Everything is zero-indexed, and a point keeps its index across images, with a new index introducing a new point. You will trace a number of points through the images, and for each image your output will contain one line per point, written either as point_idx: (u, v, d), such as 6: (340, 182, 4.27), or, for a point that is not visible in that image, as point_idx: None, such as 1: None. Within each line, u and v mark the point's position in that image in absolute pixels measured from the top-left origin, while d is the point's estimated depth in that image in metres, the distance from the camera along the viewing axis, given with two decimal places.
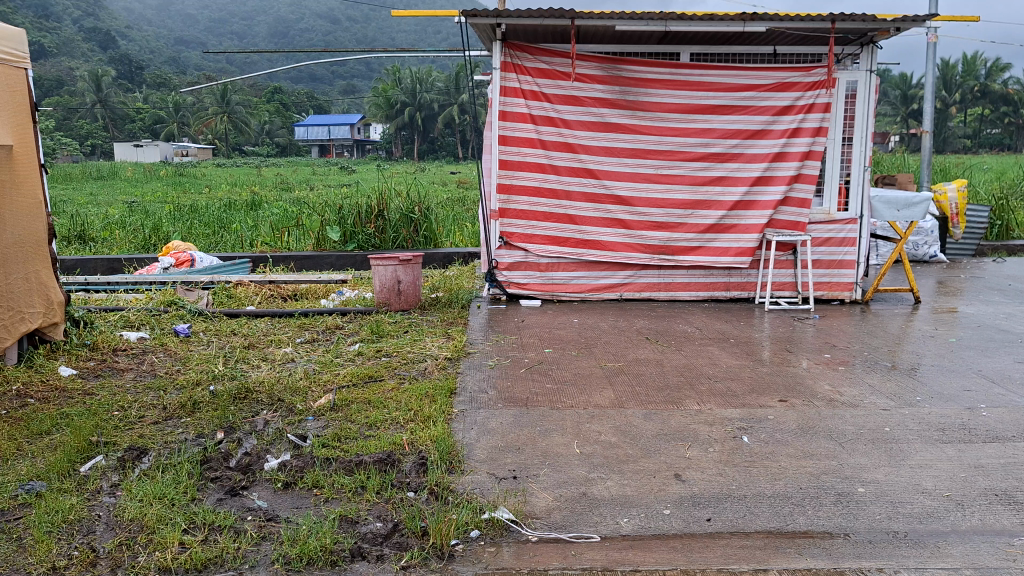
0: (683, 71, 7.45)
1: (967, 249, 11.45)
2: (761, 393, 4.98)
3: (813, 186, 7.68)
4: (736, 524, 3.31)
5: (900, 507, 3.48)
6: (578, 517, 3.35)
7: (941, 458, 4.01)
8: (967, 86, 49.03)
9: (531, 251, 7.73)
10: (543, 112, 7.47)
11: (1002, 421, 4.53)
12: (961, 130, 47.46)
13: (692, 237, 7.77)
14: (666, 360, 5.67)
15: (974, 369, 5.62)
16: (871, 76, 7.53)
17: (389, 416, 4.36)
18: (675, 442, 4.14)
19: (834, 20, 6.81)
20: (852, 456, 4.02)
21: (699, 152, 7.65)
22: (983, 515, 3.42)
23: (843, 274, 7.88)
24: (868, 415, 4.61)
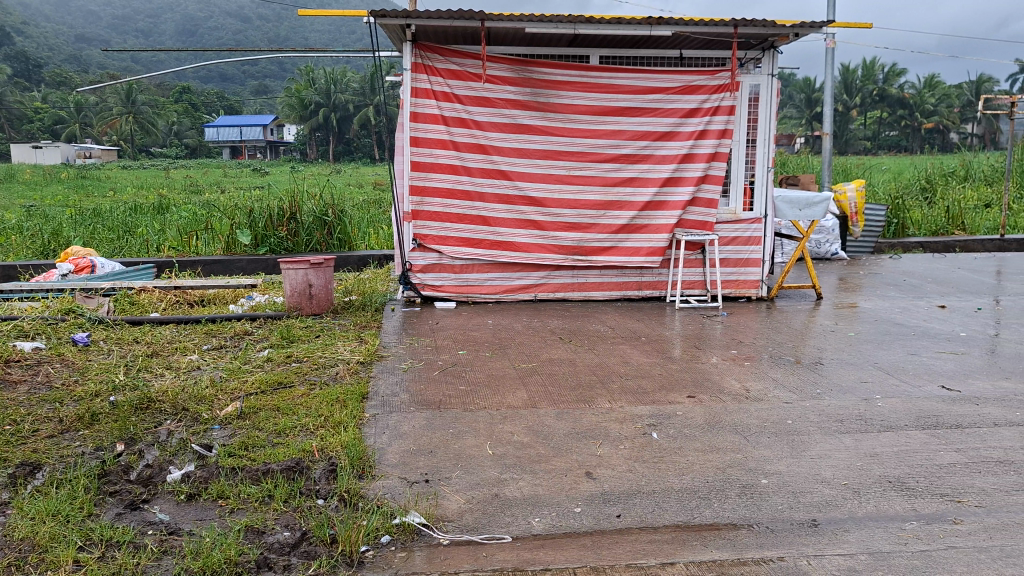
0: (593, 73, 7.55)
1: (865, 247, 11.95)
2: (670, 389, 5.09)
3: (720, 187, 7.88)
4: (644, 519, 3.37)
5: (801, 497, 3.60)
6: (490, 518, 3.35)
7: (839, 447, 4.17)
8: (867, 90, 51.15)
9: (444, 253, 7.71)
10: (455, 114, 7.46)
11: (895, 411, 4.73)
12: (861, 132, 49.50)
13: (604, 237, 7.87)
14: (579, 359, 5.75)
15: (871, 361, 5.87)
16: (773, 79, 7.79)
17: (299, 422, 4.27)
18: (586, 440, 4.19)
19: (737, 24, 7.00)
20: (756, 448, 4.13)
21: (610, 153, 7.75)
22: (878, 501, 3.56)
23: (749, 272, 8.11)
24: (771, 409, 4.76)
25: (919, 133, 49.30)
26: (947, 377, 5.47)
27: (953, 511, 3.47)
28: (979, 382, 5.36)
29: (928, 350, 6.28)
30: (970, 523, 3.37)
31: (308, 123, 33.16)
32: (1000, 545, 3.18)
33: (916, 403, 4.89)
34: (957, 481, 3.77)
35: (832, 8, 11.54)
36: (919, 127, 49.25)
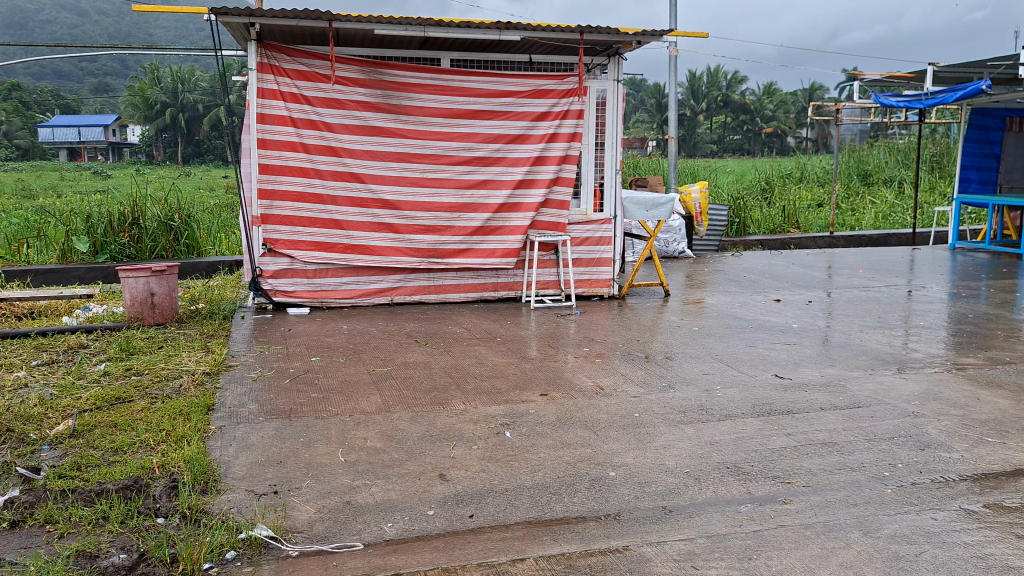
0: (444, 77, 7.58)
1: (710, 245, 12.54)
2: (523, 388, 5.17)
3: (571, 189, 8.08)
4: (496, 518, 3.41)
5: (646, 486, 3.75)
6: (341, 527, 3.30)
7: (682, 437, 4.36)
8: (712, 96, 53.77)
9: (296, 257, 7.53)
10: (304, 115, 7.31)
11: (733, 400, 5.01)
12: (708, 136, 51.99)
13: (460, 239, 7.91)
14: (434, 362, 5.75)
15: (714, 354, 6.18)
16: (618, 85, 8.07)
17: (138, 438, 4.07)
18: (440, 442, 4.20)
19: (583, 31, 7.20)
20: (605, 442, 4.27)
21: (463, 156, 7.79)
22: (716, 487, 3.75)
23: (601, 271, 8.36)
24: (620, 403, 4.92)
25: (760, 137, 52.27)
26: (780, 366, 5.83)
27: (784, 493, 3.70)
28: (809, 370, 5.75)
29: (764, 341, 6.67)
30: (798, 502, 3.60)
31: (153, 123, 31.55)
32: (823, 521, 3.43)
33: (753, 392, 5.19)
34: (788, 464, 4.03)
35: (675, 17, 12.04)
36: (760, 132, 52.25)
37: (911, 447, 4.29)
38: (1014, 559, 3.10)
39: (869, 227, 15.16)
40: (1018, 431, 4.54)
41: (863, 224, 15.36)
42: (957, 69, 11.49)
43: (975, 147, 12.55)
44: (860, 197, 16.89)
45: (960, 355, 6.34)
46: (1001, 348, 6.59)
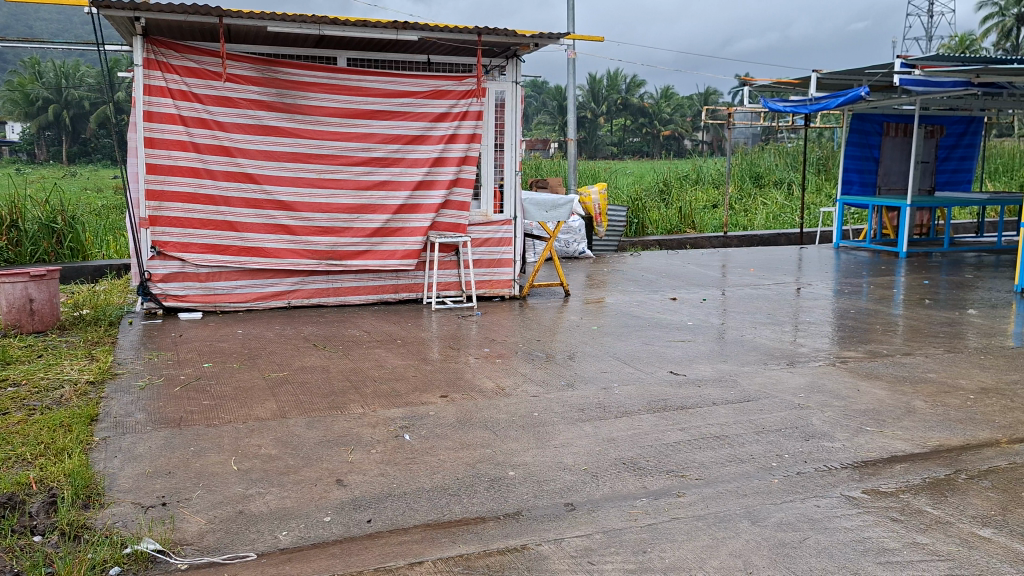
0: (341, 76, 7.47)
1: (610, 245, 12.76)
2: (424, 390, 5.15)
3: (471, 190, 8.08)
4: (395, 521, 3.38)
5: (544, 485, 3.78)
6: (233, 537, 3.21)
7: (580, 435, 4.42)
8: (612, 99, 54.73)
9: (187, 260, 7.29)
10: (194, 114, 7.08)
11: (630, 397, 5.11)
12: (608, 139, 53.03)
13: (359, 241, 7.81)
14: (333, 365, 5.66)
15: (612, 352, 6.29)
16: (517, 87, 8.12)
17: (13, 453, 3.85)
18: (337, 447, 4.14)
19: (480, 33, 7.21)
20: (504, 442, 4.29)
21: (361, 156, 7.69)
22: (613, 483, 3.82)
23: (501, 272, 8.40)
24: (519, 403, 4.95)
25: (658, 139, 53.69)
26: (675, 363, 5.99)
27: (677, 486, 3.80)
28: (703, 366, 5.92)
29: (660, 339, 6.84)
30: (691, 495, 3.71)
31: (35, 120, 29.99)
32: (714, 512, 3.53)
33: (649, 389, 5.31)
34: (681, 458, 4.14)
35: (573, 21, 12.20)
36: (658, 134, 53.66)
37: (797, 437, 4.47)
38: (890, 541, 3.27)
39: (761, 227, 15.73)
40: (894, 420, 4.80)
41: (755, 224, 15.93)
42: (838, 76, 12.05)
43: (856, 151, 13.19)
44: (752, 198, 17.52)
45: (843, 348, 6.66)
46: (880, 342, 6.96)
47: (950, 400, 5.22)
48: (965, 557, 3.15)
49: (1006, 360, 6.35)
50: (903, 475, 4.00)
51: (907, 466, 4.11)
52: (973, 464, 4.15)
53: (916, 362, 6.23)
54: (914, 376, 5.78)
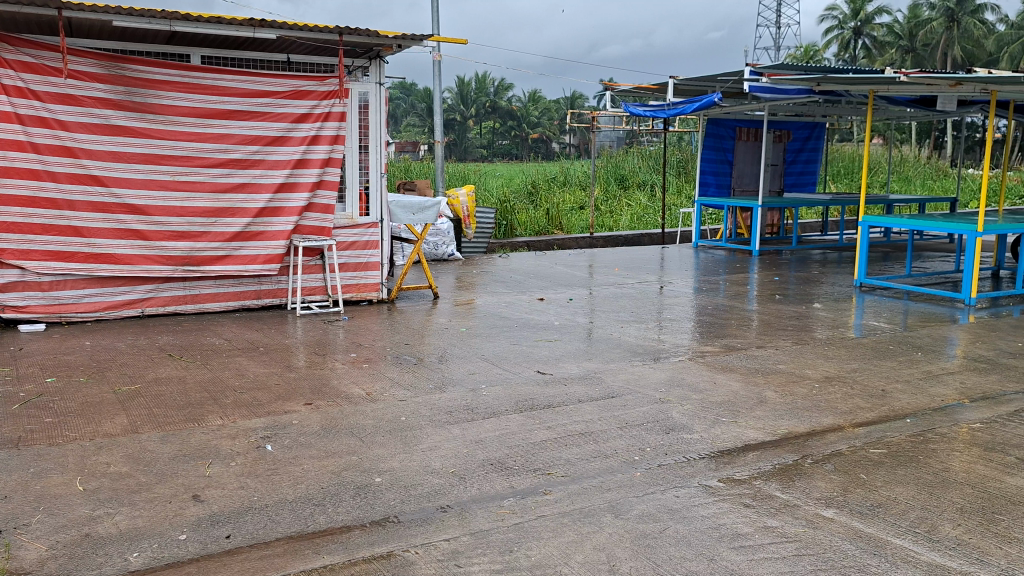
0: (194, 74, 7.17)
1: (479, 247, 12.81)
2: (287, 399, 5.01)
3: (335, 193, 7.92)
4: (255, 536, 3.27)
5: (411, 490, 3.75)
6: (78, 562, 3.02)
7: (448, 438, 4.41)
8: (480, 102, 54.89)
9: (28, 269, 6.81)
10: (33, 112, 6.64)
11: (497, 398, 5.15)
12: (478, 141, 53.38)
13: (217, 246, 7.52)
14: (190, 376, 5.42)
15: (481, 354, 6.31)
16: (380, 88, 8.03)
17: None
18: (194, 461, 3.96)
19: (341, 33, 7.09)
20: (371, 448, 4.23)
21: (218, 158, 7.42)
22: (480, 484, 3.83)
23: (369, 275, 8.27)
24: (386, 407, 4.90)
25: (527, 142, 54.53)
26: (542, 363, 6.07)
27: (544, 484, 3.85)
28: (569, 365, 6.03)
29: (527, 339, 6.92)
30: (557, 492, 3.76)
31: None
32: (579, 508, 3.60)
33: (516, 389, 5.36)
34: (548, 456, 4.20)
35: (437, 23, 12.18)
36: (527, 137, 54.48)
37: (658, 431, 4.62)
38: (743, 527, 3.43)
39: (626, 227, 16.19)
40: (747, 410, 5.04)
41: (620, 225, 16.40)
42: (694, 82, 12.55)
43: (712, 154, 13.80)
44: (617, 200, 18.01)
45: (701, 343, 6.94)
46: (735, 336, 7.30)
47: (797, 389, 5.53)
48: (810, 537, 3.34)
49: (847, 350, 6.79)
50: (756, 462, 4.21)
51: (758, 454, 4.33)
52: (818, 448, 4.41)
53: (767, 354, 6.57)
54: (765, 368, 6.09)
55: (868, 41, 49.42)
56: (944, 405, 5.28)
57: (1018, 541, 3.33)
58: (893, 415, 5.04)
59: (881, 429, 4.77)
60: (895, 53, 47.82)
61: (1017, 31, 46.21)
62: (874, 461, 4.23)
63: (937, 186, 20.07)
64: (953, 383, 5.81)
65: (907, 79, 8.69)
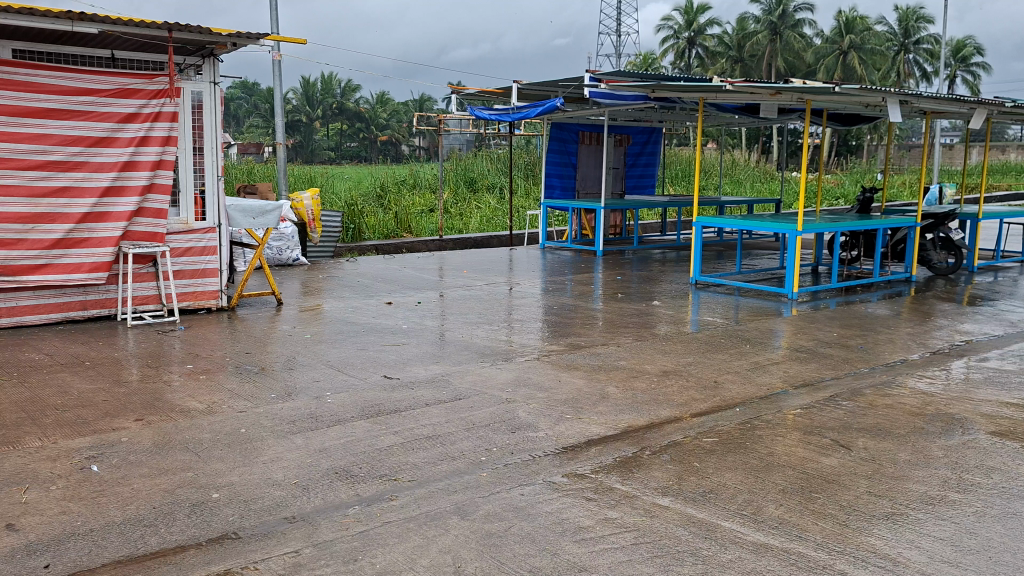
0: (6, 69, 6.65)
1: (326, 251, 12.55)
2: (115, 415, 4.72)
3: (168, 197, 7.53)
4: (78, 563, 3.06)
5: (251, 504, 3.62)
6: None
7: (290, 448, 4.30)
8: (327, 104, 53.36)
9: None
10: None
11: (343, 405, 5.06)
12: (324, 143, 52.33)
13: (35, 254, 7.01)
14: (5, 396, 5.01)
15: (325, 360, 6.18)
16: (215, 87, 7.71)
17: None
18: (9, 487, 3.67)
19: (170, 29, 6.76)
20: (208, 463, 4.05)
21: (36, 159, 6.91)
22: (324, 493, 3.75)
23: (207, 282, 7.93)
24: (224, 420, 4.71)
25: (375, 144, 53.92)
26: (389, 367, 6.03)
27: (390, 490, 3.82)
28: (416, 369, 6.01)
29: (375, 344, 6.84)
30: (403, 497, 3.74)
31: None
32: (425, 511, 3.60)
33: (362, 395, 5.29)
34: (394, 461, 4.17)
35: (276, 22, 11.83)
36: (375, 140, 53.87)
37: (504, 431, 4.69)
38: (584, 520, 3.53)
39: (475, 230, 16.24)
40: (590, 406, 5.19)
41: (470, 227, 16.47)
42: (536, 87, 12.81)
43: (557, 157, 14.15)
44: (467, 202, 18.13)
45: (547, 343, 7.09)
46: (580, 335, 7.51)
47: (637, 384, 5.76)
48: (647, 526, 3.48)
49: (684, 344, 7.12)
50: (597, 456, 4.34)
51: (600, 448, 4.47)
52: (656, 440, 4.60)
53: (610, 351, 6.80)
54: (607, 365, 6.30)
55: (701, 51, 52.01)
56: (770, 393, 5.64)
57: (832, 516, 3.60)
58: (724, 405, 5.34)
59: (714, 418, 5.04)
60: (725, 63, 50.62)
61: (831, 45, 49.99)
62: (706, 449, 4.46)
63: (765, 189, 21.41)
64: (777, 372, 6.21)
65: (732, 87, 9.20)
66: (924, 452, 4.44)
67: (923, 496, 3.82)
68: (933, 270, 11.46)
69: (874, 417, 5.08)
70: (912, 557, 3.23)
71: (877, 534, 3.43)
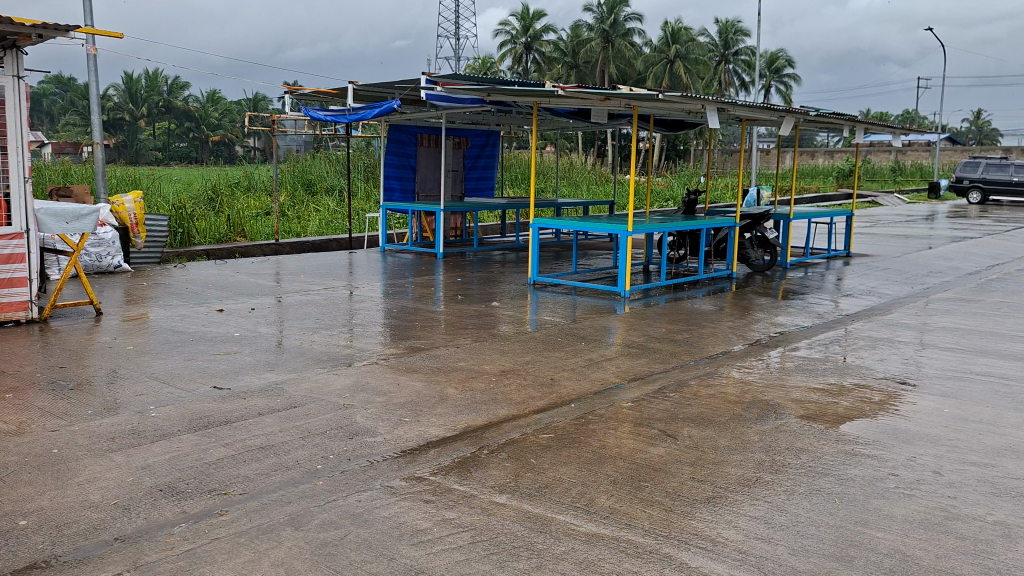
0: None
1: (152, 257, 11.89)
2: None
3: None
4: None
5: (64, 529, 3.38)
6: None
7: (110, 467, 4.04)
8: (153, 101, 50.27)
9: None
10: None
11: (168, 418, 4.81)
12: (151, 143, 49.55)
13: None
14: None
15: (149, 373, 5.86)
16: (18, 82, 7.14)
17: None
18: None
19: None
20: (14, 488, 3.75)
21: None
22: (148, 512, 3.56)
23: (14, 292, 7.33)
24: (34, 441, 4.37)
25: (207, 145, 51.60)
26: (219, 377, 5.78)
27: (219, 505, 3.67)
28: (248, 377, 5.81)
29: (205, 354, 6.54)
30: (234, 511, 3.61)
31: None
32: (257, 524, 3.49)
33: (189, 407, 5.06)
34: (224, 475, 4.01)
35: (90, 13, 11.10)
36: (206, 140, 51.57)
37: (341, 437, 4.61)
38: (421, 522, 3.53)
39: (313, 233, 15.73)
40: (428, 409, 5.19)
41: (307, 230, 16.02)
42: (372, 88, 12.67)
43: (395, 160, 14.08)
44: (304, 205, 17.69)
45: (387, 346, 7.03)
46: (420, 337, 7.50)
47: (475, 384, 5.82)
48: (483, 524, 3.52)
49: (522, 344, 7.27)
50: (436, 458, 4.35)
51: (439, 449, 4.48)
52: (494, 439, 4.67)
53: (449, 353, 6.83)
54: (446, 366, 6.33)
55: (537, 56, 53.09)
56: (603, 388, 5.85)
57: (658, 503, 3.78)
58: (560, 401, 5.49)
59: (549, 415, 5.17)
60: (561, 69, 52.02)
61: (659, 54, 52.49)
62: (542, 445, 4.57)
63: (599, 191, 22.17)
64: (610, 368, 6.45)
65: (564, 93, 9.45)
66: (741, 437, 4.74)
67: (741, 479, 4.08)
68: (751, 267, 12.27)
69: (698, 407, 5.38)
70: (729, 537, 3.44)
71: (699, 517, 3.63)
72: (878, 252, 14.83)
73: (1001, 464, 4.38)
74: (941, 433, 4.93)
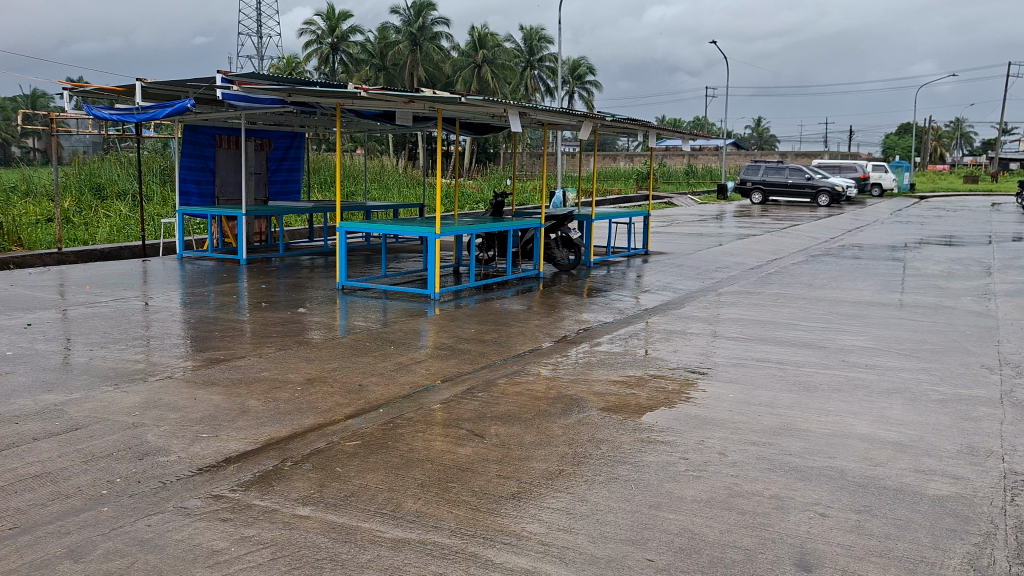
0: None
1: None
2: None
3: None
4: None
5: None
6: None
7: None
8: None
9: None
10: None
11: None
12: None
13: None
14: None
15: None
16: None
17: None
18: None
19: None
20: None
21: None
22: None
23: None
24: None
25: None
26: None
27: None
28: (22, 400, 5.30)
29: None
30: (2, 549, 3.27)
31: None
32: (29, 560, 3.18)
33: None
34: None
35: None
36: None
37: (130, 459, 4.30)
38: (218, 542, 3.36)
39: (102, 241, 14.56)
40: (228, 423, 4.95)
41: (95, 237, 14.68)
42: (163, 86, 11.96)
43: (191, 162, 13.34)
44: (92, 210, 16.38)
45: (184, 359, 6.64)
46: (220, 347, 7.15)
47: (279, 395, 5.61)
48: (285, 539, 3.40)
49: (329, 350, 7.10)
50: (235, 474, 4.15)
51: (239, 464, 4.28)
52: (298, 450, 4.52)
53: (251, 363, 6.55)
54: (249, 377, 6.07)
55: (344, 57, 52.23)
56: (412, 391, 5.82)
57: (465, 502, 3.80)
58: (368, 407, 5.41)
59: (357, 421, 5.08)
60: (369, 70, 51.51)
61: (467, 58, 53.20)
62: (348, 453, 4.48)
63: (410, 193, 22.13)
64: (419, 370, 6.44)
65: (366, 93, 9.33)
66: (546, 433, 4.87)
67: (545, 473, 4.19)
68: (557, 267, 12.67)
69: (505, 405, 5.48)
70: (533, 530, 3.52)
71: (504, 513, 3.69)
72: (673, 250, 15.77)
73: (777, 443, 4.77)
74: (727, 417, 5.30)
